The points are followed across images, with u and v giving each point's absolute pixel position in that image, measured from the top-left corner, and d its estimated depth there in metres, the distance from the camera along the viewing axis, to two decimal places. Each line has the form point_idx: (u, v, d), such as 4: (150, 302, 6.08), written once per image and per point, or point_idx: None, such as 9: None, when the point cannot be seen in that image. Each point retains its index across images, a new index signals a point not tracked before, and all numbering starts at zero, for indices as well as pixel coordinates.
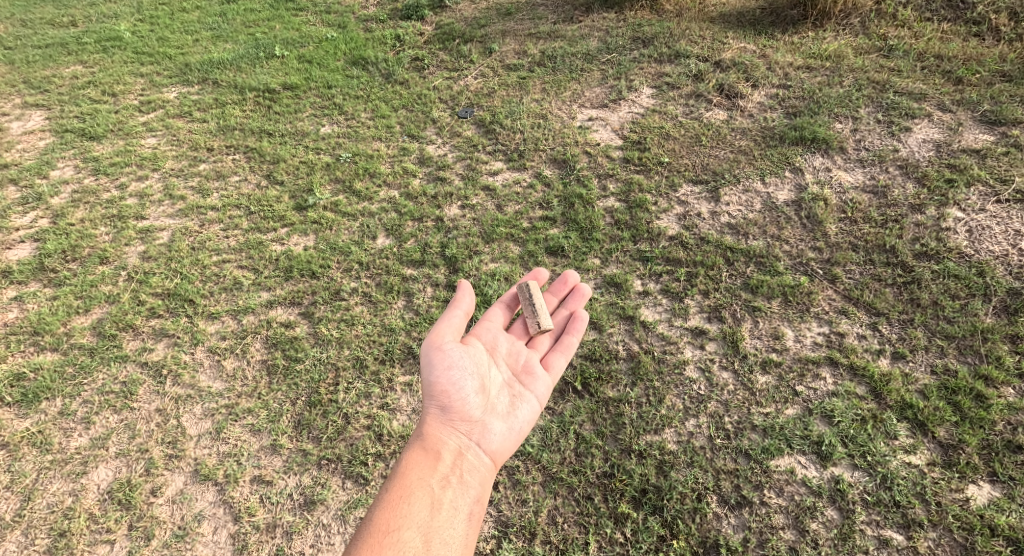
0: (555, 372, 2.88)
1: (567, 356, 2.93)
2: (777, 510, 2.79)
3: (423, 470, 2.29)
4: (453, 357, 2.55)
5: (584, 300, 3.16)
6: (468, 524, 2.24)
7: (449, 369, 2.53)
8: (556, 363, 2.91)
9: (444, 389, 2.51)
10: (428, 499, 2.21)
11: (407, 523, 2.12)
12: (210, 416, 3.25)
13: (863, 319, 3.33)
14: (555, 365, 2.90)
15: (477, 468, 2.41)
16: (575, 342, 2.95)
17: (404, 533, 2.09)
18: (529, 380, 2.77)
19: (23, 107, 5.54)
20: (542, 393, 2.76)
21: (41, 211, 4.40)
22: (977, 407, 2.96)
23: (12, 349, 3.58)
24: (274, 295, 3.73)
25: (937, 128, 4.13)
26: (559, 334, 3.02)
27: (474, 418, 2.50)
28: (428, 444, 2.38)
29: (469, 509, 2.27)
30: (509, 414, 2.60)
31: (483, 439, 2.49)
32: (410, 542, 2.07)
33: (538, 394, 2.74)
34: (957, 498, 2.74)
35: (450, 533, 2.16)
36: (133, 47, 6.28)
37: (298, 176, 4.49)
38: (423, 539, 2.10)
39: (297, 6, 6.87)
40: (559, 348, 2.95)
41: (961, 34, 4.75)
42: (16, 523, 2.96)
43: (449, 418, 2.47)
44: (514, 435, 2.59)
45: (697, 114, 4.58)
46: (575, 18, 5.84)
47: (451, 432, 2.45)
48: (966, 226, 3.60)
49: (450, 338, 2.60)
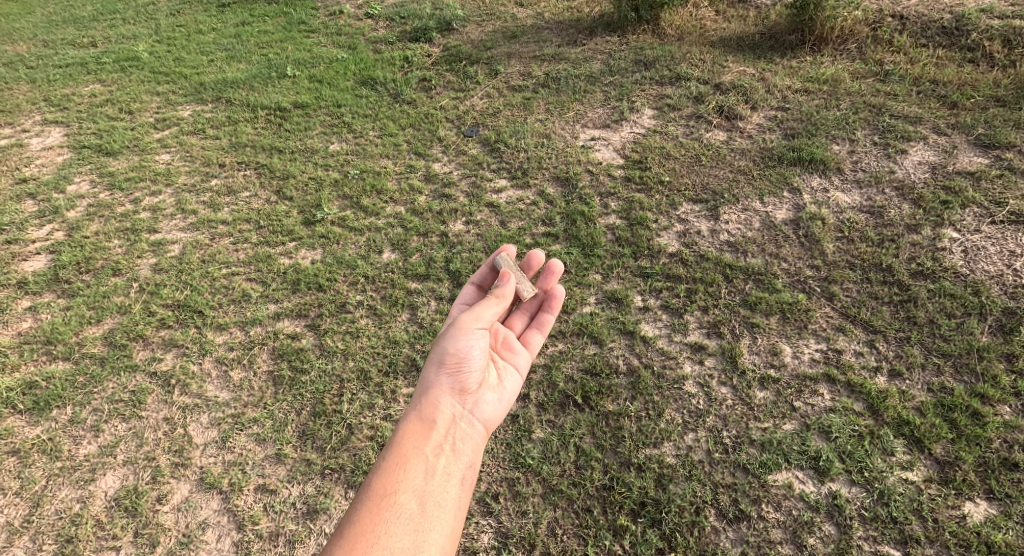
0: (534, 348, 2.98)
1: (544, 333, 3.04)
2: (775, 525, 2.83)
3: (419, 439, 2.31)
4: (472, 336, 2.60)
5: (558, 276, 3.14)
6: (462, 489, 2.25)
7: (461, 346, 2.57)
8: (533, 340, 3.00)
9: (446, 360, 2.54)
10: (423, 466, 2.24)
11: (402, 488, 2.15)
12: (216, 425, 3.31)
13: (860, 336, 3.39)
14: (533, 342, 2.99)
15: (470, 436, 2.42)
16: (551, 318, 3.06)
17: (400, 497, 2.12)
18: (510, 354, 2.85)
19: (43, 124, 5.68)
20: (523, 366, 2.84)
21: (57, 224, 4.51)
22: (973, 425, 3.00)
23: (24, 358, 3.66)
24: (281, 308, 3.81)
25: (932, 150, 4.22)
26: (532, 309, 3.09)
27: (469, 389, 2.54)
28: (424, 413, 2.40)
29: (462, 475, 2.28)
30: (499, 386, 2.65)
31: (476, 408, 2.52)
32: (405, 506, 2.10)
33: (519, 368, 2.82)
34: (953, 515, 2.78)
35: (444, 497, 2.18)
36: (150, 67, 6.45)
37: (306, 192, 4.59)
38: (418, 503, 2.13)
39: (309, 28, 7.05)
40: (536, 326, 3.06)
41: (956, 60, 4.86)
42: (24, 528, 3.00)
43: (446, 388, 2.49)
44: (505, 404, 2.63)
45: (697, 135, 4.69)
46: (579, 41, 5.99)
47: (447, 401, 2.47)
48: (961, 247, 3.66)
49: (480, 321, 2.66)
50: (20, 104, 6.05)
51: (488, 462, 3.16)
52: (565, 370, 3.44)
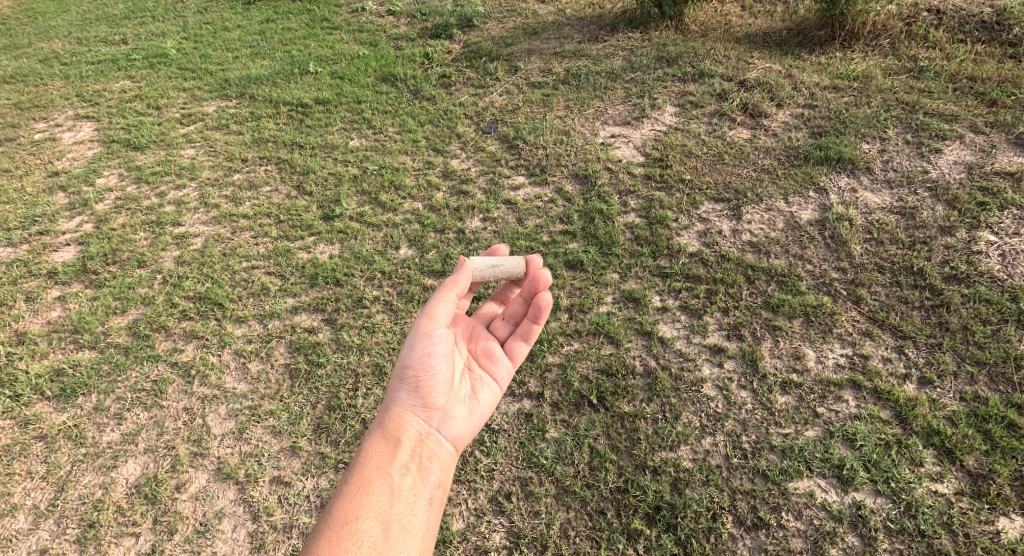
0: (517, 358, 2.85)
1: (529, 342, 2.86)
2: (795, 534, 2.74)
3: (383, 460, 2.29)
4: (434, 344, 2.53)
5: (546, 286, 2.87)
6: (430, 510, 2.24)
7: (426, 357, 2.50)
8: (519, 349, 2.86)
9: (411, 376, 2.48)
10: (388, 488, 2.21)
11: (365, 513, 2.12)
12: (233, 416, 3.35)
13: (889, 342, 3.26)
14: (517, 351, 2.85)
15: (438, 453, 2.39)
16: (537, 327, 2.82)
17: (363, 524, 2.10)
18: (490, 364, 2.76)
19: (75, 119, 5.87)
20: (502, 378, 2.76)
21: (86, 216, 4.63)
22: (1009, 437, 2.87)
23: (53, 346, 3.76)
24: (299, 302, 3.85)
25: (968, 150, 4.05)
26: (522, 318, 2.91)
27: (437, 404, 2.49)
28: (389, 430, 2.37)
29: (430, 495, 2.27)
30: (471, 400, 2.60)
31: (445, 424, 2.47)
32: (368, 532, 2.08)
33: (499, 379, 2.75)
34: (986, 530, 2.66)
35: (410, 519, 2.16)
36: (177, 64, 6.61)
37: (326, 187, 4.64)
38: (382, 528, 2.10)
39: (331, 25, 7.12)
40: (520, 335, 2.87)
41: (996, 56, 4.68)
42: (50, 512, 3.08)
43: (410, 406, 2.45)
44: (476, 420, 2.59)
45: (720, 132, 4.59)
46: (600, 37, 5.92)
47: (413, 417, 2.43)
48: (999, 250, 3.51)
49: (440, 324, 2.58)
50: (54, 99, 6.24)
51: (501, 461, 3.12)
52: (580, 370, 3.38)
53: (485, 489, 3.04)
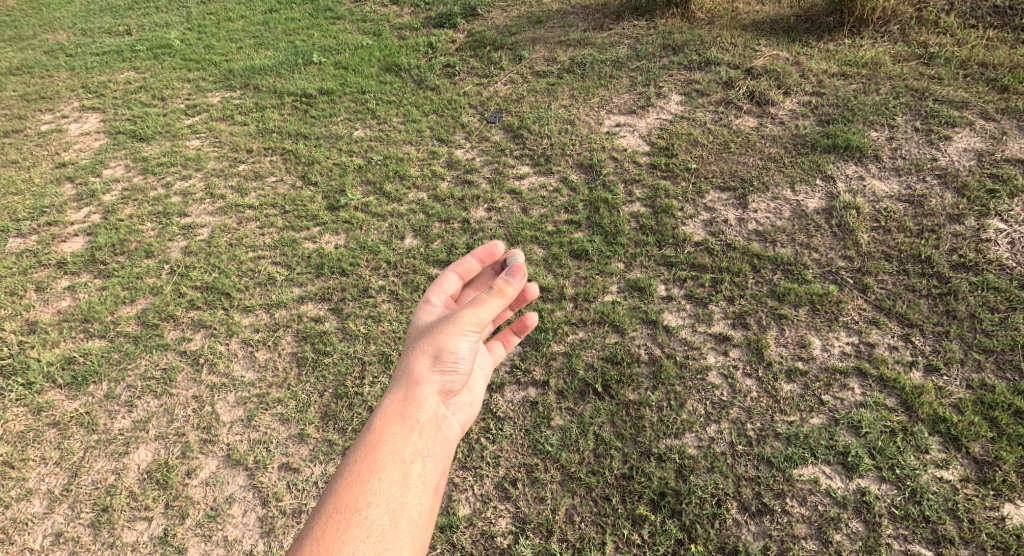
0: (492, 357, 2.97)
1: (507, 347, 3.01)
2: (799, 520, 2.75)
3: (397, 440, 2.12)
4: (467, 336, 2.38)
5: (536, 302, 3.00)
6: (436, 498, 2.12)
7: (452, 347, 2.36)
8: (497, 349, 2.98)
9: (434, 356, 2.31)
10: (399, 474, 2.05)
11: (374, 500, 1.97)
12: (242, 404, 3.38)
13: (895, 330, 3.25)
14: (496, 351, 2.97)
15: (448, 438, 2.27)
16: (516, 339, 2.99)
17: (370, 512, 1.95)
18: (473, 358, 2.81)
19: (81, 110, 5.90)
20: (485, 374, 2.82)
21: (95, 207, 4.68)
22: (1016, 424, 2.85)
23: (64, 335, 3.80)
24: (305, 291, 3.87)
25: (979, 137, 4.01)
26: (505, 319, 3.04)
27: (450, 389, 2.37)
28: (404, 409, 2.20)
29: (437, 483, 2.14)
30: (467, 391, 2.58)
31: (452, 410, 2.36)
32: (377, 521, 1.94)
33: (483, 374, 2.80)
34: (992, 516, 2.65)
35: (419, 510, 2.03)
36: (181, 55, 6.63)
37: (331, 177, 4.65)
38: (391, 518, 1.96)
39: (336, 15, 7.11)
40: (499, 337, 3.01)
41: (1008, 41, 4.62)
42: (64, 496, 3.13)
43: (429, 383, 2.28)
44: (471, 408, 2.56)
45: (726, 121, 4.56)
46: (605, 26, 5.88)
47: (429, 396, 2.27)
48: (1008, 238, 3.48)
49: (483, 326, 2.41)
50: (60, 91, 6.27)
51: (507, 448, 3.13)
52: (585, 358, 3.39)
53: (491, 476, 3.06)
